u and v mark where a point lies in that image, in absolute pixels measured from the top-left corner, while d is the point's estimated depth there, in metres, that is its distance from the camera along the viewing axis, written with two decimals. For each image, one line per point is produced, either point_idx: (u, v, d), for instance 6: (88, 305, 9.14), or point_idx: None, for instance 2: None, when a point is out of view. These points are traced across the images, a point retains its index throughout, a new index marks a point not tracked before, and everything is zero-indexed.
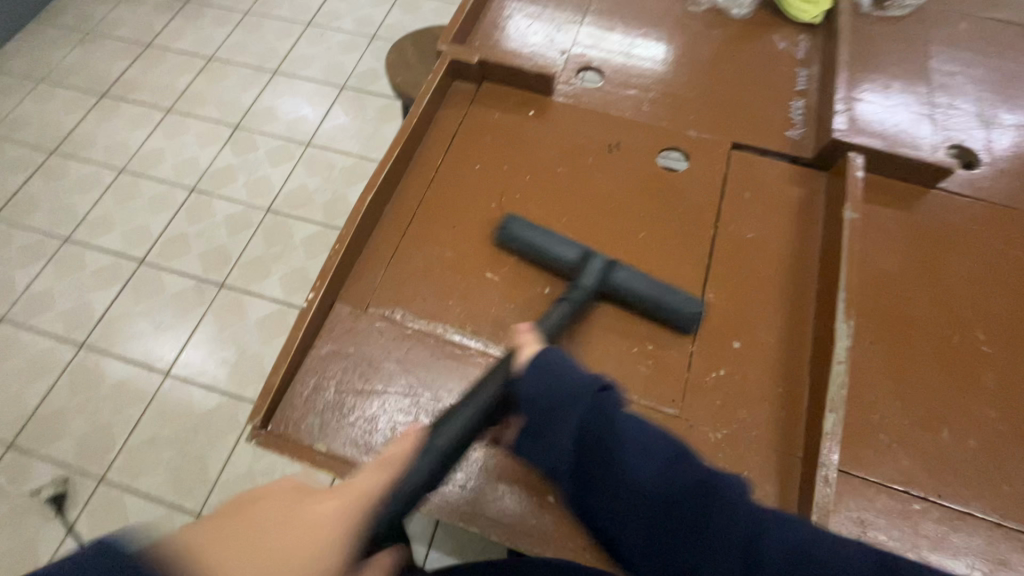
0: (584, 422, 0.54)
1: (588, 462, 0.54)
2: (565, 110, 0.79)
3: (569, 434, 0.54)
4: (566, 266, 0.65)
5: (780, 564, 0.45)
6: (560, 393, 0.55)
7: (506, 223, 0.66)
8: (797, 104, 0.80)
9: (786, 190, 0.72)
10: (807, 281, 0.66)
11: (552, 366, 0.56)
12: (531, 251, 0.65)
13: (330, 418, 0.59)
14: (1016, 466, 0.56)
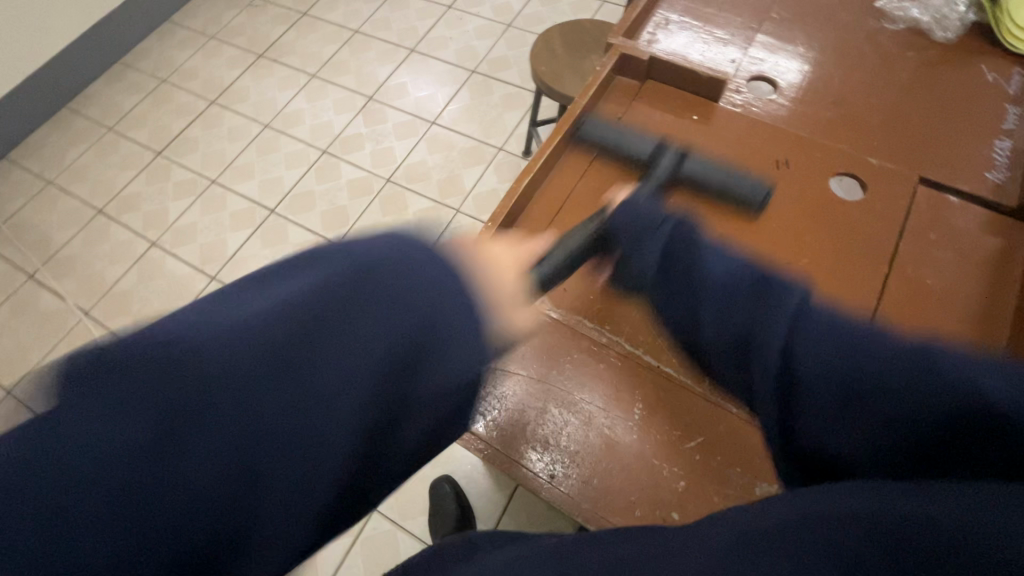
0: (671, 244, 0.53)
1: (670, 272, 0.53)
2: (731, 119, 0.76)
3: (655, 251, 0.53)
4: (638, 156, 0.70)
5: (840, 354, 0.39)
6: (642, 223, 0.54)
7: (580, 124, 0.75)
8: (1002, 144, 0.71)
9: (978, 240, 0.65)
10: (995, 342, 0.59)
11: (639, 207, 0.56)
12: (607, 142, 0.72)
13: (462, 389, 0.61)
14: None
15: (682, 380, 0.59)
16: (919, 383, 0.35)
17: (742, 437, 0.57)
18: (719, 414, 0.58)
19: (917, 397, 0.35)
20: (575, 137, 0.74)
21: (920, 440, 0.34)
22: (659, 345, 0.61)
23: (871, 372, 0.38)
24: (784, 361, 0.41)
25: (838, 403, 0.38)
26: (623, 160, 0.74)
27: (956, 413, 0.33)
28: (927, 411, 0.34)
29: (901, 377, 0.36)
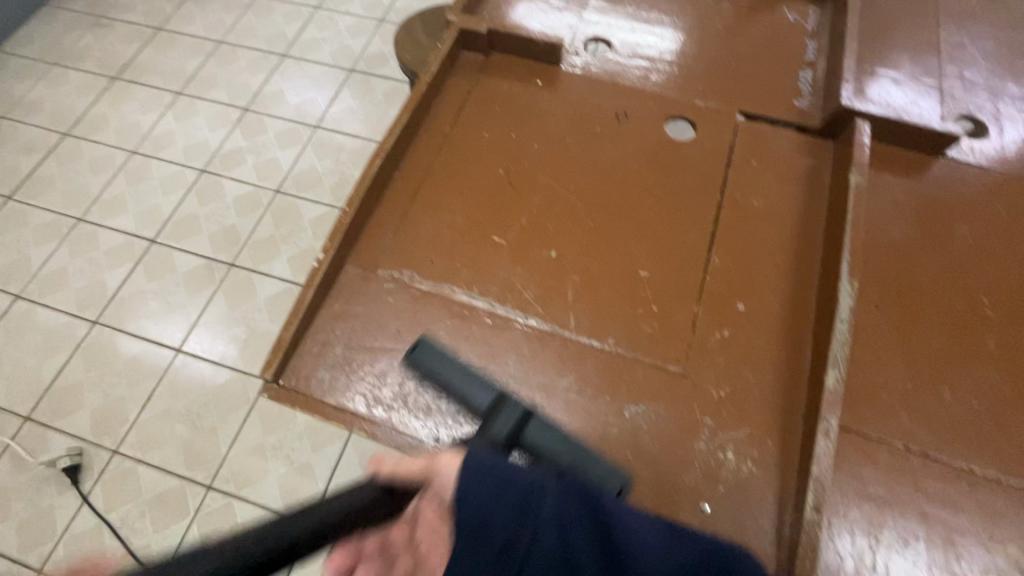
0: (562, 513, 0.47)
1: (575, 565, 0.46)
2: (573, 80, 0.80)
3: (551, 537, 0.46)
4: (477, 408, 0.57)
5: None
6: (517, 491, 0.48)
7: (414, 348, 0.60)
8: (806, 74, 0.80)
9: (793, 159, 0.72)
10: (814, 244, 0.66)
11: (497, 470, 0.49)
12: (440, 387, 0.58)
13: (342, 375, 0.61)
14: (1018, 427, 0.56)
15: (550, 327, 0.62)
16: None
17: (608, 369, 0.60)
18: (587, 352, 0.61)
19: None
20: (408, 363, 0.60)
21: None
22: (526, 298, 0.64)
23: None
24: None
25: None
26: (477, 130, 0.76)
27: None
28: None
29: None
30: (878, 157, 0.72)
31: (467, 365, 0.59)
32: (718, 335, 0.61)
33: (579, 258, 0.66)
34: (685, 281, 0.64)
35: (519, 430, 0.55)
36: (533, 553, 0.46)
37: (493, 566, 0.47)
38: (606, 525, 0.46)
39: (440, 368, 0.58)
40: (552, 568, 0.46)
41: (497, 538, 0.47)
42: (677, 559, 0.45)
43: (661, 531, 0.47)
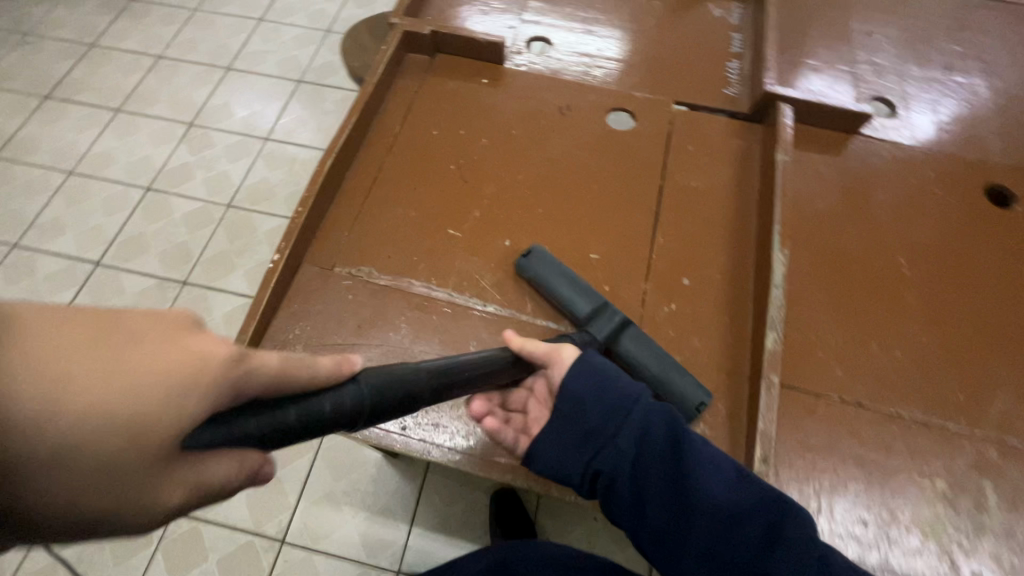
0: (647, 425, 0.52)
1: (645, 468, 0.51)
2: (517, 78, 0.83)
3: (630, 440, 0.52)
4: (575, 314, 0.62)
5: None
6: (618, 397, 0.53)
7: (530, 251, 0.65)
8: (734, 64, 0.86)
9: (726, 142, 0.77)
10: (748, 219, 0.71)
11: (600, 368, 0.54)
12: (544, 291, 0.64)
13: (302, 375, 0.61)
14: (936, 371, 0.62)
15: (508, 312, 0.64)
16: None
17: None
18: (545, 333, 0.63)
19: None
20: (516, 263, 0.66)
21: None
22: (483, 286, 0.66)
23: None
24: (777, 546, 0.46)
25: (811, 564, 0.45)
26: (427, 128, 0.77)
27: None
28: None
29: None
30: (801, 137, 0.78)
31: (574, 275, 0.64)
32: (667, 309, 0.64)
33: (532, 245, 0.69)
34: (633, 261, 0.68)
35: (615, 340, 0.60)
36: (613, 444, 0.52)
37: (572, 449, 0.53)
38: (682, 453, 0.51)
39: (555, 272, 0.63)
40: (619, 466, 0.52)
41: (583, 427, 0.53)
42: (744, 493, 0.49)
43: (730, 475, 0.50)
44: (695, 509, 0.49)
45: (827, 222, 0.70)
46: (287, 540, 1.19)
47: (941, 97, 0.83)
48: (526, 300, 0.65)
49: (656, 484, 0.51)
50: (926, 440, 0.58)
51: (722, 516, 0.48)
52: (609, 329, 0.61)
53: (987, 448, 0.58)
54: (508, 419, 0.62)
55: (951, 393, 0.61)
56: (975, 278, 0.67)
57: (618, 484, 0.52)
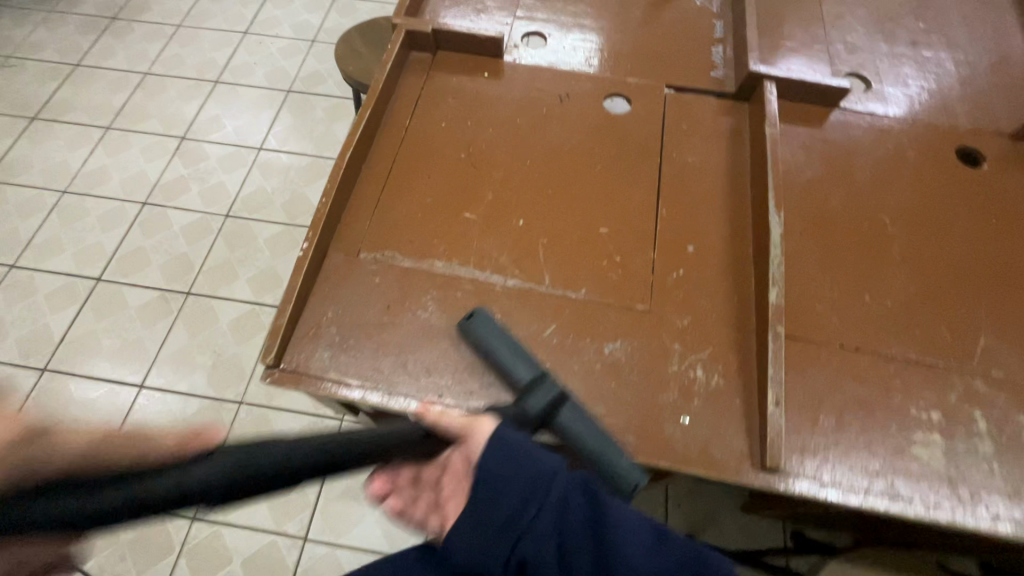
0: (565, 499, 0.49)
1: (568, 547, 0.48)
2: (516, 70, 0.87)
3: (549, 517, 0.48)
4: (517, 383, 0.59)
5: None
6: (534, 474, 0.49)
7: (471, 313, 0.62)
8: (718, 48, 0.91)
9: (716, 120, 0.82)
10: (743, 188, 0.76)
11: (515, 445, 0.50)
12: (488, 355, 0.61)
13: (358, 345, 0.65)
14: (924, 315, 0.67)
15: (528, 285, 0.68)
16: None
17: (586, 314, 0.66)
18: (564, 302, 0.67)
19: None
20: (461, 326, 0.64)
21: None
22: (501, 263, 0.69)
23: None
24: None
25: None
26: (435, 121, 0.81)
27: None
28: None
29: None
30: (786, 112, 0.83)
31: (513, 343, 0.61)
32: (675, 274, 0.69)
33: (545, 223, 0.73)
34: (640, 232, 0.72)
35: (552, 413, 0.58)
36: (529, 534, 0.48)
37: (485, 541, 0.48)
38: (601, 530, 0.48)
39: (495, 341, 0.61)
40: (541, 555, 0.48)
41: (502, 515, 0.48)
42: (662, 556, 0.48)
43: (647, 535, 0.49)
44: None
45: (814, 187, 0.76)
46: (310, 537, 1.21)
47: (909, 70, 0.89)
48: (470, 364, 0.63)
49: (578, 567, 0.48)
50: (921, 376, 0.63)
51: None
52: (550, 393, 0.58)
53: (974, 380, 0.63)
54: (416, 496, 0.56)
55: (938, 335, 0.66)
56: (950, 232, 0.73)
57: (542, 571, 0.48)
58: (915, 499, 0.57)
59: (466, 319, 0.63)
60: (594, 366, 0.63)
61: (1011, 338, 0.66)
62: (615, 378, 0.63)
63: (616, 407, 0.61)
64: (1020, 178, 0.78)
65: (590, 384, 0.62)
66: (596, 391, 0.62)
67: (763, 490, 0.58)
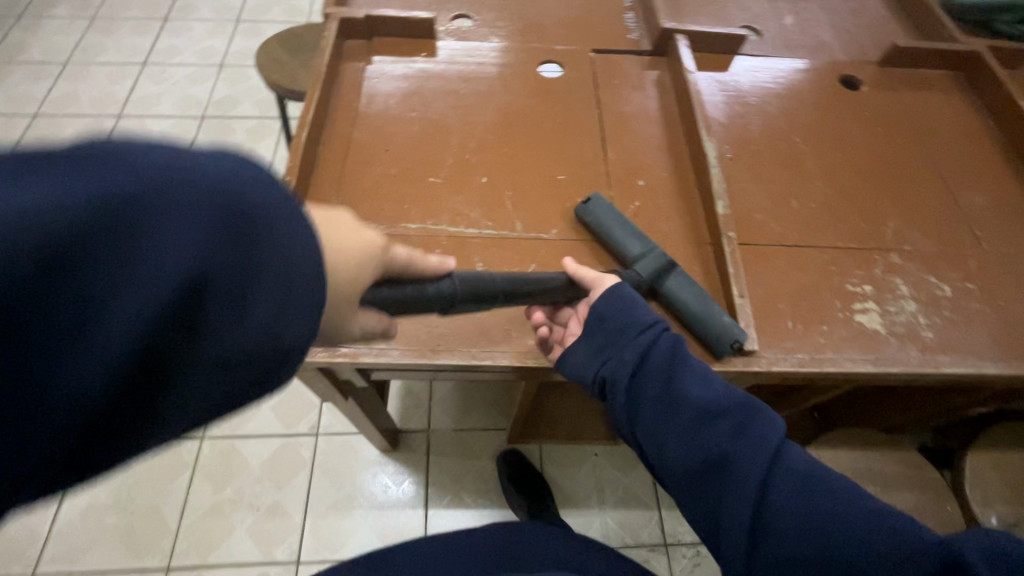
0: (653, 343, 0.57)
1: (644, 374, 0.56)
2: (452, 49, 0.92)
3: (634, 349, 0.57)
4: (625, 254, 0.68)
5: (810, 505, 0.46)
6: (627, 318, 0.59)
7: (587, 199, 0.72)
8: (630, 15, 1.00)
9: (642, 75, 0.91)
10: (676, 127, 0.84)
11: (625, 292, 0.61)
12: (601, 232, 0.70)
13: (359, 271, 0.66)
14: (843, 209, 0.78)
15: (502, 233, 0.72)
16: (823, 518, 0.46)
17: (569, 243, 0.72)
18: (539, 243, 0.71)
19: (819, 532, 0.45)
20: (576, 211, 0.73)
21: (792, 536, 0.46)
22: (474, 218, 0.73)
23: (825, 515, 0.46)
24: (761, 460, 0.49)
25: (778, 476, 0.48)
26: (383, 101, 0.83)
27: (809, 546, 0.45)
28: (790, 528, 0.46)
29: (817, 527, 0.45)
30: (698, 62, 0.93)
31: (624, 218, 0.71)
32: (633, 205, 0.75)
33: (507, 177, 0.77)
34: (596, 174, 0.78)
35: (659, 276, 0.66)
36: (616, 353, 0.58)
37: (587, 352, 0.60)
38: (676, 363, 0.56)
39: (609, 216, 0.70)
40: (621, 369, 0.57)
41: (605, 337, 0.59)
42: (724, 400, 0.53)
43: (715, 385, 0.55)
44: (678, 409, 0.54)
45: (734, 120, 0.86)
46: (303, 559, 1.15)
47: (791, 19, 1.03)
48: (582, 239, 0.72)
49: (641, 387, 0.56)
50: (849, 258, 0.73)
51: (703, 413, 0.52)
52: (655, 261, 0.66)
53: (892, 257, 0.74)
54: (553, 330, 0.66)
55: (857, 223, 0.77)
56: (850, 141, 0.86)
57: (617, 388, 0.57)
58: (867, 356, 0.66)
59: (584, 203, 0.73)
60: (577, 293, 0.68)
61: (913, 218, 0.78)
62: None
63: None
64: (893, 93, 0.93)
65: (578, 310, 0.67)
66: None
67: (743, 374, 0.65)
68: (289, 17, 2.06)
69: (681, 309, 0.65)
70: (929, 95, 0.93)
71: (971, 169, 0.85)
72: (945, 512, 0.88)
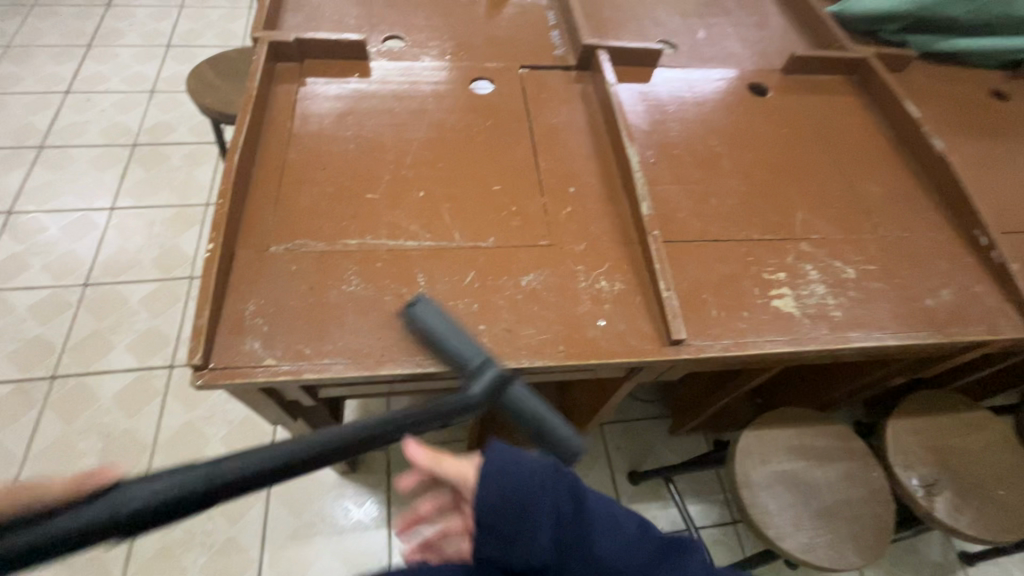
0: (560, 516, 0.57)
1: (568, 551, 0.57)
2: (384, 69, 0.94)
3: (545, 535, 0.55)
4: (461, 365, 0.61)
5: None
6: (524, 493, 0.55)
7: (413, 301, 0.64)
8: (556, 33, 1.06)
9: (569, 89, 0.96)
10: (603, 136, 0.89)
11: (506, 469, 0.55)
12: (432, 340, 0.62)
13: (277, 317, 0.65)
14: (757, 205, 0.84)
15: (441, 244, 0.74)
16: None
17: (506, 251, 0.74)
18: (477, 252, 0.74)
19: None
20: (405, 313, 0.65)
21: None
22: (413, 231, 0.75)
23: None
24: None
25: None
26: (317, 122, 0.84)
27: None
28: None
29: None
30: (620, 75, 1.00)
31: (454, 326, 0.62)
32: (565, 211, 0.79)
33: (443, 191, 0.79)
34: (529, 184, 0.82)
35: (498, 394, 0.60)
36: (530, 541, 0.55)
37: (500, 546, 0.55)
38: (589, 526, 0.58)
39: (437, 323, 0.62)
40: (542, 555, 0.55)
41: (509, 523, 0.55)
42: (640, 547, 0.59)
43: (629, 532, 0.60)
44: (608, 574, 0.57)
45: (655, 127, 0.92)
46: None
47: (702, 33, 1.12)
48: (420, 344, 0.65)
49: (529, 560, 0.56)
50: (764, 249, 0.80)
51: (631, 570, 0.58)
52: (492, 375, 0.60)
53: (802, 246, 0.81)
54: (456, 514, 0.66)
55: (769, 217, 0.83)
56: (760, 143, 0.93)
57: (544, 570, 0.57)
58: (784, 338, 0.72)
59: (410, 307, 0.64)
60: (517, 296, 0.70)
61: (817, 210, 0.86)
62: (538, 302, 0.70)
63: (543, 326, 0.69)
64: (795, 98, 1.02)
65: (519, 313, 0.69)
66: (527, 316, 0.69)
67: (675, 361, 0.69)
68: (222, 41, 2.03)
69: (524, 420, 0.61)
70: (828, 98, 1.03)
71: (867, 162, 0.94)
72: (873, 478, 0.95)
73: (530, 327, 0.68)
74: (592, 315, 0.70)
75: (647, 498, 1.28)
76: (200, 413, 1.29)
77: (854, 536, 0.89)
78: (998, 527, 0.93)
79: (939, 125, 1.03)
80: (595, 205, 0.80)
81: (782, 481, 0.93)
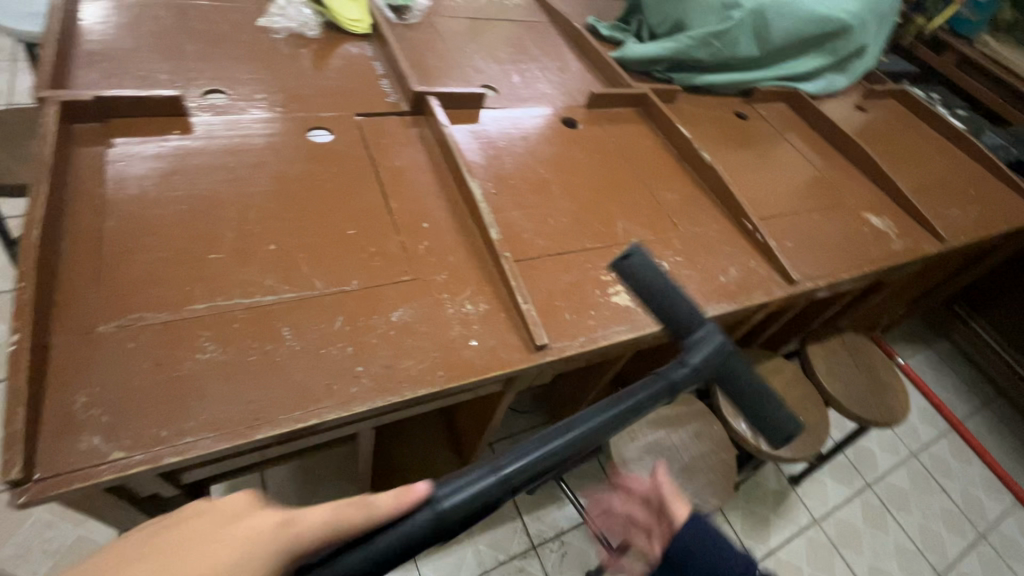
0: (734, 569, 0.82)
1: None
2: (208, 124, 0.90)
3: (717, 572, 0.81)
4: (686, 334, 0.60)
5: None
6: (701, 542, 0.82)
7: (630, 254, 0.61)
8: (385, 81, 1.12)
9: (408, 133, 1.02)
10: (444, 173, 0.96)
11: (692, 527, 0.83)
12: (658, 300, 0.60)
13: (118, 402, 0.58)
14: (585, 220, 0.99)
15: (301, 294, 0.73)
16: None
17: (372, 292, 0.76)
18: (342, 296, 0.74)
19: None
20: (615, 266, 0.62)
21: None
22: (268, 285, 0.72)
23: None
24: None
25: None
26: (134, 185, 0.77)
27: None
28: None
29: None
30: (452, 118, 1.09)
31: (673, 286, 0.60)
32: (423, 245, 0.84)
33: (295, 242, 0.78)
34: (383, 224, 0.85)
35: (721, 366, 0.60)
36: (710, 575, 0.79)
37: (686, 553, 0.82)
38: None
39: (655, 280, 0.60)
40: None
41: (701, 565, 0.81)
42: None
43: None
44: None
45: (491, 162, 1.02)
46: None
47: (517, 77, 1.27)
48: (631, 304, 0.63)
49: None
50: (597, 256, 0.93)
51: None
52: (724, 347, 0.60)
53: (625, 248, 0.97)
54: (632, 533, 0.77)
55: (597, 228, 0.98)
56: (579, 167, 1.09)
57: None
58: (626, 327, 0.85)
59: (623, 260, 0.62)
60: (389, 332, 0.72)
61: (632, 218, 1.03)
62: (411, 335, 0.73)
63: (419, 357, 0.71)
64: (600, 128, 1.22)
65: (394, 347, 0.71)
66: (403, 350, 0.71)
67: (544, 364, 0.77)
68: None
69: (740, 389, 0.61)
70: (625, 127, 1.24)
71: (662, 176, 1.15)
72: (714, 430, 1.14)
73: (407, 361, 0.71)
74: (463, 338, 0.75)
75: (545, 503, 1.36)
76: (8, 551, 1.04)
77: (709, 482, 1.06)
78: (804, 446, 1.18)
79: (708, 142, 1.31)
80: (450, 236, 0.87)
81: (649, 452, 1.07)
